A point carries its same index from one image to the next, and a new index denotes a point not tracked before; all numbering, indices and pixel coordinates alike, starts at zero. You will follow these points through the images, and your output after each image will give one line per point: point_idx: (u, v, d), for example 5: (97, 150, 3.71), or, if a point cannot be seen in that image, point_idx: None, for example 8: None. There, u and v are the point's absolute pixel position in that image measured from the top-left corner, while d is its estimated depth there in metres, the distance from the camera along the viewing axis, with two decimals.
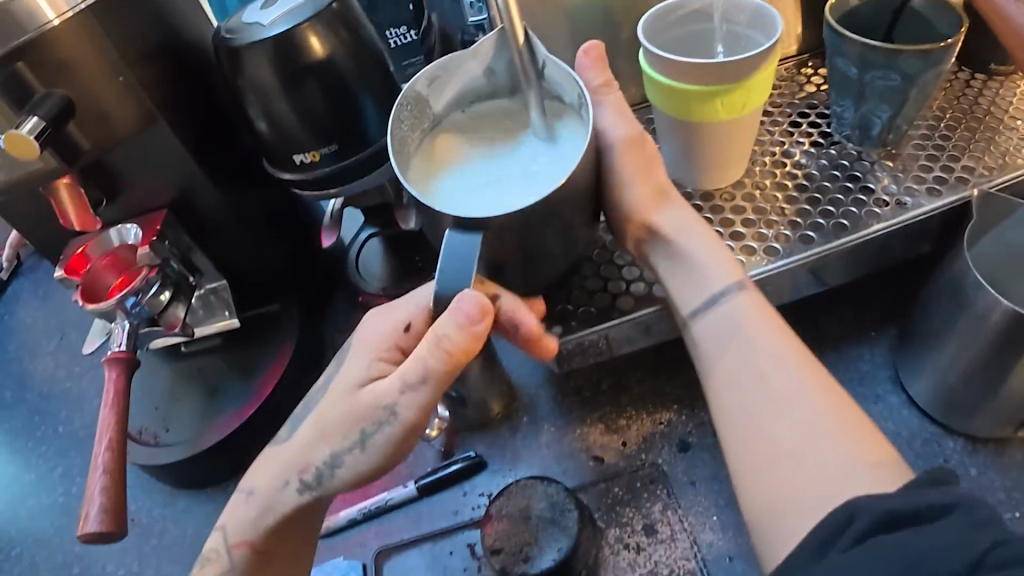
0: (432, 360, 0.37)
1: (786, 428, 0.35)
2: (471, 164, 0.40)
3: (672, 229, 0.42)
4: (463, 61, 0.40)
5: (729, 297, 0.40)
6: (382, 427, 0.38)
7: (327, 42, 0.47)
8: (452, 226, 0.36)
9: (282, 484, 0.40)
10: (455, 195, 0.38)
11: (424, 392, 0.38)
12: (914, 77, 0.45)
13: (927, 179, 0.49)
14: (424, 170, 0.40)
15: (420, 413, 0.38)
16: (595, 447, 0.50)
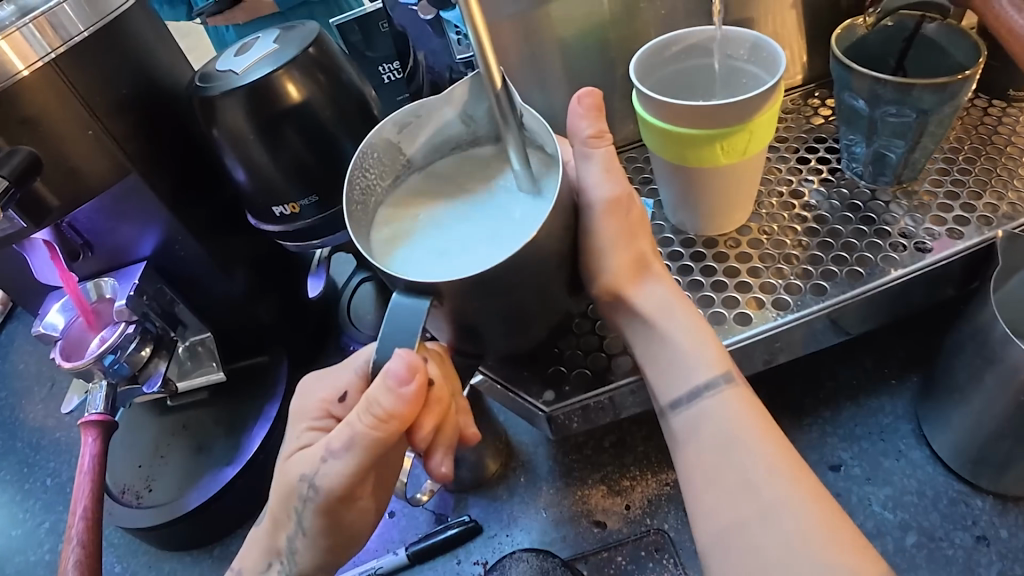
0: (356, 425, 0.33)
1: (772, 544, 0.32)
2: (439, 220, 0.36)
3: (652, 308, 0.39)
4: (436, 107, 0.36)
5: (714, 390, 0.37)
6: (310, 503, 0.35)
7: (304, 87, 0.45)
8: (398, 289, 0.32)
9: (266, 567, 0.38)
10: (412, 258, 0.35)
11: (346, 460, 0.34)
12: (929, 112, 0.42)
13: (948, 219, 0.45)
14: (388, 226, 0.37)
15: (347, 484, 0.35)
16: (596, 511, 0.47)
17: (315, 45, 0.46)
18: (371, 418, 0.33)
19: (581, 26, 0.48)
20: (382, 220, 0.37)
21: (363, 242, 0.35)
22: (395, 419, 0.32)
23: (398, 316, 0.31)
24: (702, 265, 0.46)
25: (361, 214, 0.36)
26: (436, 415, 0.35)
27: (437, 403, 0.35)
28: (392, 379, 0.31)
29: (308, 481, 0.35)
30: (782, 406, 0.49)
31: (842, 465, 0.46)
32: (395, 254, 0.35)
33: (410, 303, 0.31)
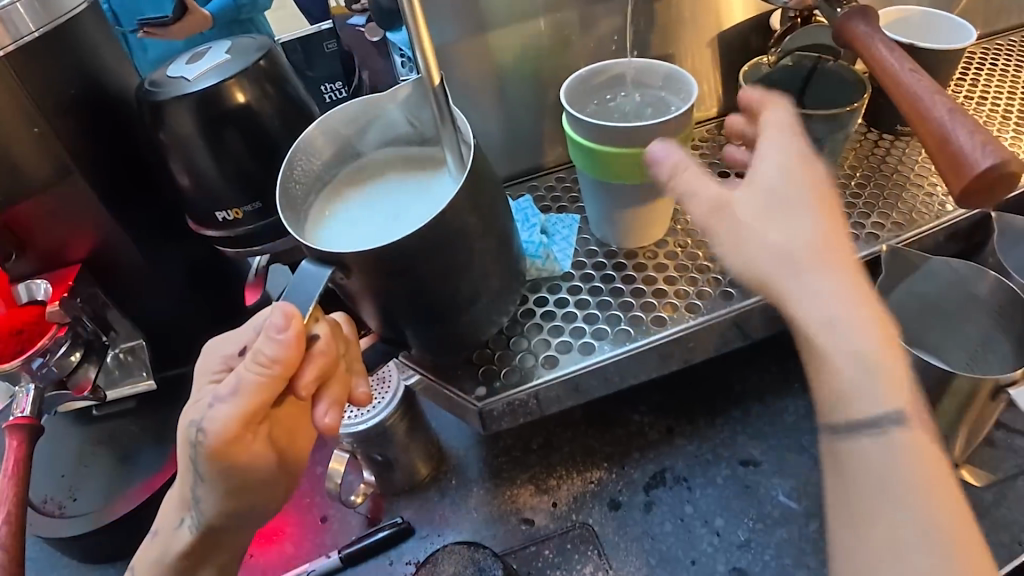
0: (243, 372, 0.31)
1: (877, 504, 0.28)
2: (366, 206, 0.39)
3: (823, 305, 0.29)
4: (381, 105, 0.39)
5: (887, 430, 0.28)
6: (201, 450, 0.31)
7: (252, 95, 0.47)
8: (308, 259, 0.35)
9: (177, 523, 0.34)
10: (337, 235, 0.37)
11: (234, 404, 0.31)
12: (821, 140, 0.48)
13: (841, 236, 0.50)
14: (321, 209, 0.39)
15: (240, 432, 0.31)
16: (524, 509, 0.49)
17: (265, 58, 0.48)
18: (259, 367, 0.31)
19: (517, 54, 0.52)
20: (318, 204, 0.39)
21: (292, 220, 0.37)
22: (283, 366, 0.31)
23: (302, 281, 0.34)
24: (623, 274, 0.49)
25: (296, 194, 0.38)
26: (322, 367, 0.33)
27: (321, 354, 0.33)
28: (271, 331, 0.31)
29: (196, 426, 0.31)
30: (697, 408, 0.53)
31: (753, 460, 0.50)
32: (323, 233, 0.37)
33: (314, 270, 0.34)
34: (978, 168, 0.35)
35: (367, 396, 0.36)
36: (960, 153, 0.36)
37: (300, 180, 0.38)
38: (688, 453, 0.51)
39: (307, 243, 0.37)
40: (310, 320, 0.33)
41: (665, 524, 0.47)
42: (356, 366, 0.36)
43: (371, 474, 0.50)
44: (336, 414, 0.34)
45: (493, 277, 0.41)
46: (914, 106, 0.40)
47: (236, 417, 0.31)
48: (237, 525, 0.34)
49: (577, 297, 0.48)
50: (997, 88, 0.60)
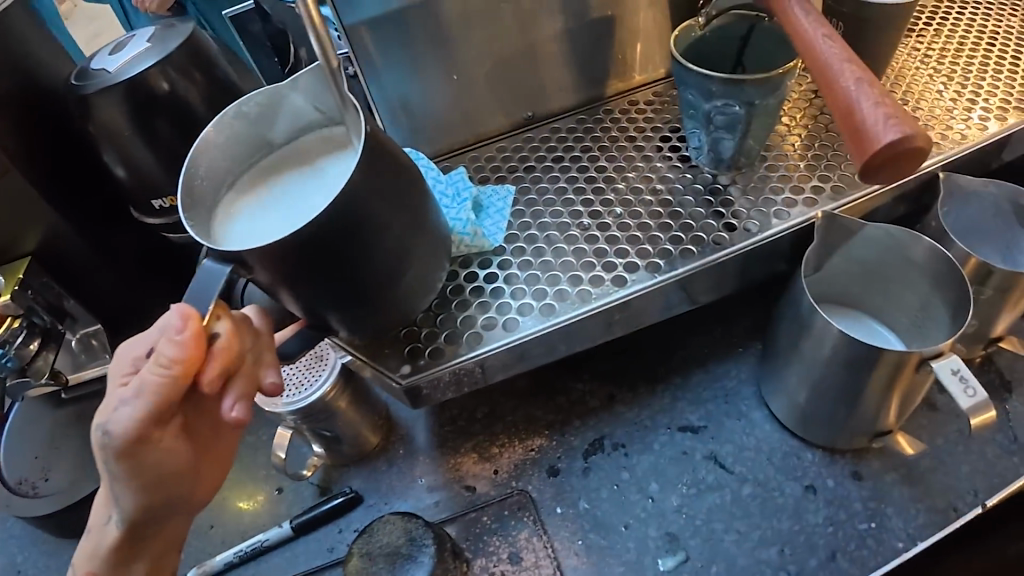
0: (145, 375, 0.32)
1: None
2: (275, 199, 0.39)
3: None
4: (283, 92, 0.39)
5: None
6: (108, 451, 0.33)
7: (177, 82, 0.48)
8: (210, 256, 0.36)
9: (105, 520, 0.36)
10: (247, 233, 0.37)
11: (138, 405, 0.32)
12: (755, 104, 0.47)
13: (778, 202, 0.50)
14: (231, 206, 0.39)
15: (144, 431, 0.33)
16: (467, 476, 0.51)
17: (188, 44, 0.49)
18: (160, 368, 0.32)
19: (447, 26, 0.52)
20: (228, 201, 0.39)
21: (200, 222, 0.37)
22: (183, 366, 0.32)
23: (199, 280, 0.35)
24: (555, 246, 0.49)
25: (202, 190, 0.38)
26: (225, 363, 0.34)
27: (222, 350, 0.34)
28: (171, 332, 0.32)
29: (102, 428, 0.33)
30: (638, 374, 0.54)
31: (690, 426, 0.51)
32: (233, 233, 0.37)
33: (215, 268, 0.35)
34: (921, 140, 0.34)
35: (278, 386, 0.37)
36: (865, 126, 0.36)
37: (204, 176, 0.38)
38: (627, 420, 0.52)
39: (217, 242, 0.37)
40: (212, 317, 0.35)
41: (601, 490, 0.49)
42: (266, 358, 0.37)
43: (320, 448, 0.52)
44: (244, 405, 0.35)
45: (403, 260, 0.41)
46: (823, 73, 0.39)
47: (139, 418, 0.32)
48: (159, 516, 0.36)
49: (506, 271, 0.48)
50: (949, 43, 0.58)
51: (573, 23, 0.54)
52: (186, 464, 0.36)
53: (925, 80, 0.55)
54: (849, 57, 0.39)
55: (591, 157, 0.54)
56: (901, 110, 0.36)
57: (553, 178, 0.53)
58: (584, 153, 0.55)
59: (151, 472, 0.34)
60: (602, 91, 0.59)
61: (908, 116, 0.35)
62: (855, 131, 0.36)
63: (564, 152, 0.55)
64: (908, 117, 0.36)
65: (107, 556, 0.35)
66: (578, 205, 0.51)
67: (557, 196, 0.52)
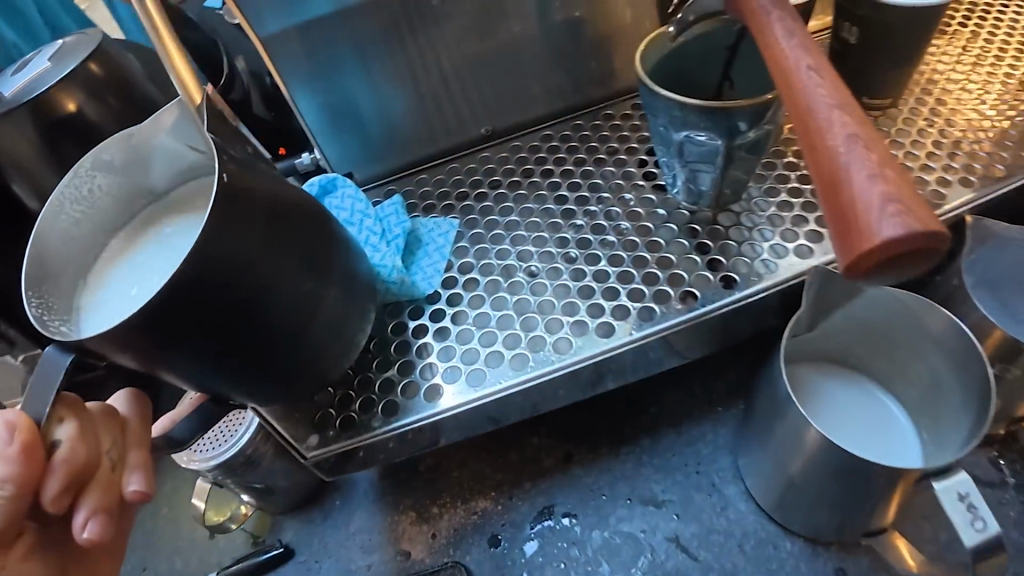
0: None
1: None
2: (147, 258, 0.34)
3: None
4: (150, 136, 0.34)
5: None
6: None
7: (86, 104, 0.44)
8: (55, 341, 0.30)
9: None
10: (107, 304, 0.32)
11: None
12: (735, 135, 0.39)
13: (764, 248, 0.42)
14: (98, 277, 0.33)
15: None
16: (403, 539, 0.46)
17: (96, 60, 0.45)
18: None
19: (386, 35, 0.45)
20: (94, 270, 0.34)
21: (56, 299, 0.32)
22: (16, 485, 0.27)
23: (36, 377, 0.30)
24: (495, 295, 0.42)
25: (60, 261, 0.32)
26: (73, 475, 0.29)
27: (66, 460, 0.29)
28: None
29: None
30: (601, 432, 0.48)
31: (653, 500, 0.45)
32: (94, 305, 0.32)
33: (55, 357, 0.30)
34: (941, 233, 0.23)
35: (143, 493, 0.31)
36: (853, 205, 0.25)
37: (61, 243, 0.32)
38: (582, 486, 0.46)
39: (75, 322, 0.32)
40: (52, 421, 0.30)
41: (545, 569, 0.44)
42: (130, 458, 0.32)
43: (248, 495, 0.47)
44: (101, 524, 0.29)
45: (296, 329, 0.36)
46: (806, 122, 0.29)
47: None
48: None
49: (437, 324, 0.42)
50: (979, 51, 0.49)
51: (537, 27, 0.47)
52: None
53: (957, 98, 0.47)
54: (841, 103, 0.28)
55: (552, 184, 0.47)
56: (906, 181, 0.25)
57: (505, 208, 0.46)
58: (545, 178, 0.48)
59: None
60: (576, 102, 0.51)
61: (913, 191, 0.24)
62: (838, 210, 0.26)
63: (523, 176, 0.48)
64: (916, 193, 0.25)
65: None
66: (528, 244, 0.44)
67: (506, 232, 0.45)
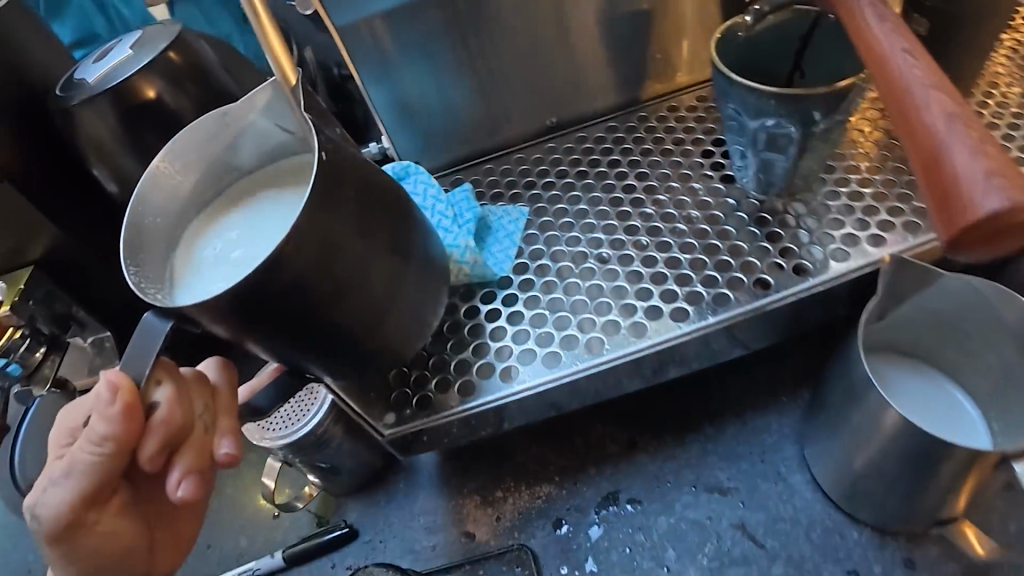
0: (78, 452, 0.29)
1: None
2: (237, 234, 0.34)
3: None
4: (242, 115, 0.35)
5: None
6: (41, 534, 0.29)
7: (165, 90, 0.45)
8: (152, 309, 0.30)
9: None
10: (201, 278, 0.33)
11: (67, 487, 0.29)
12: (810, 125, 0.39)
13: (837, 237, 0.42)
14: (191, 250, 0.34)
15: (75, 514, 0.29)
16: (468, 521, 0.47)
17: (175, 51, 0.45)
18: (93, 447, 0.28)
19: None
20: (185, 244, 0.35)
21: (151, 268, 0.32)
22: (117, 443, 0.28)
23: (137, 338, 0.30)
24: (567, 281, 0.43)
25: (155, 233, 0.33)
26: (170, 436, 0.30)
27: (164, 422, 0.30)
28: (100, 406, 0.28)
29: (34, 509, 0.29)
30: (665, 419, 0.48)
31: (718, 487, 0.45)
32: (187, 278, 0.33)
33: (155, 323, 0.30)
34: None
35: (233, 457, 0.31)
36: (955, 181, 0.26)
37: (158, 216, 0.33)
38: (647, 472, 0.46)
39: (169, 292, 0.33)
40: (150, 383, 0.30)
41: (610, 553, 0.44)
42: (221, 423, 0.32)
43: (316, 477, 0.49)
44: (194, 484, 0.30)
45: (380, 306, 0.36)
46: (900, 101, 0.30)
47: (71, 499, 0.29)
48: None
49: (509, 308, 0.43)
50: None
51: (605, 19, 0.47)
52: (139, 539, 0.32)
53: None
54: (936, 82, 0.30)
55: (619, 173, 0.48)
56: (1006, 157, 0.27)
57: (573, 197, 0.47)
58: (611, 168, 0.48)
59: (89, 555, 0.30)
60: (640, 93, 0.51)
61: (1015, 166, 0.26)
62: (941, 187, 0.27)
63: (589, 166, 0.49)
64: (1014, 165, 0.26)
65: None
66: (598, 232, 0.45)
67: (575, 220, 0.46)
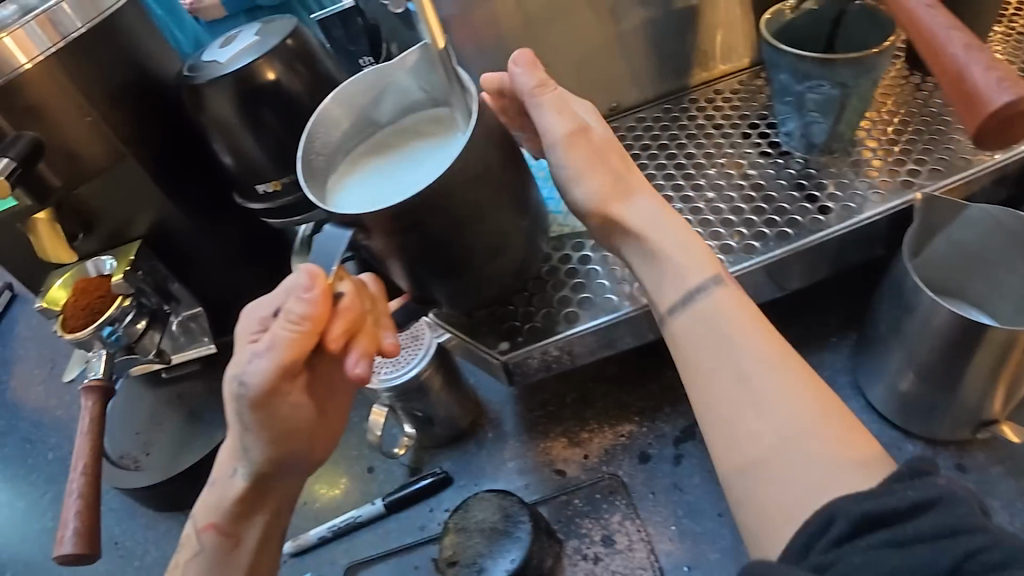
0: (276, 331, 0.32)
1: (761, 420, 0.35)
2: (388, 172, 0.40)
3: (641, 221, 0.41)
4: (391, 73, 0.40)
5: (708, 290, 0.39)
6: (244, 402, 0.33)
7: (284, 74, 0.50)
8: (329, 223, 0.36)
9: (231, 471, 0.37)
10: (362, 204, 0.39)
11: (272, 358, 0.32)
12: (847, 85, 0.46)
13: (873, 184, 0.49)
14: (344, 183, 0.41)
15: (276, 383, 0.33)
16: (557, 460, 0.51)
17: (293, 38, 0.51)
18: (291, 325, 0.32)
19: (535, 15, 0.53)
20: (337, 177, 0.41)
21: (319, 196, 0.39)
22: (312, 323, 0.32)
23: (323, 244, 0.36)
24: None
25: (317, 167, 0.40)
26: (349, 322, 0.34)
27: (346, 310, 0.34)
28: (298, 292, 0.32)
29: (236, 380, 0.33)
30: None
31: None
32: (348, 203, 0.39)
33: (335, 232, 0.36)
34: None
35: (395, 347, 0.37)
36: (973, 88, 0.35)
37: (322, 153, 0.40)
38: None
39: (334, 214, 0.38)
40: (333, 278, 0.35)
41: (694, 477, 0.49)
42: (382, 319, 0.37)
43: (411, 427, 0.52)
44: (366, 363, 0.35)
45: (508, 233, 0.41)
46: (920, 34, 0.38)
47: (271, 373, 0.33)
48: (284, 470, 0.38)
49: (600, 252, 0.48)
50: None
51: (659, 14, 0.55)
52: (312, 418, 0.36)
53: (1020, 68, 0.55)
54: (948, 18, 0.38)
55: (680, 145, 0.55)
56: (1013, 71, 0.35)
57: (642, 165, 0.54)
58: (672, 142, 0.56)
59: (280, 422, 0.35)
60: (687, 81, 0.59)
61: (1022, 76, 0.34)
62: (962, 94, 0.35)
63: (652, 141, 0.56)
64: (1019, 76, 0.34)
65: (234, 504, 0.37)
66: (669, 191, 0.52)
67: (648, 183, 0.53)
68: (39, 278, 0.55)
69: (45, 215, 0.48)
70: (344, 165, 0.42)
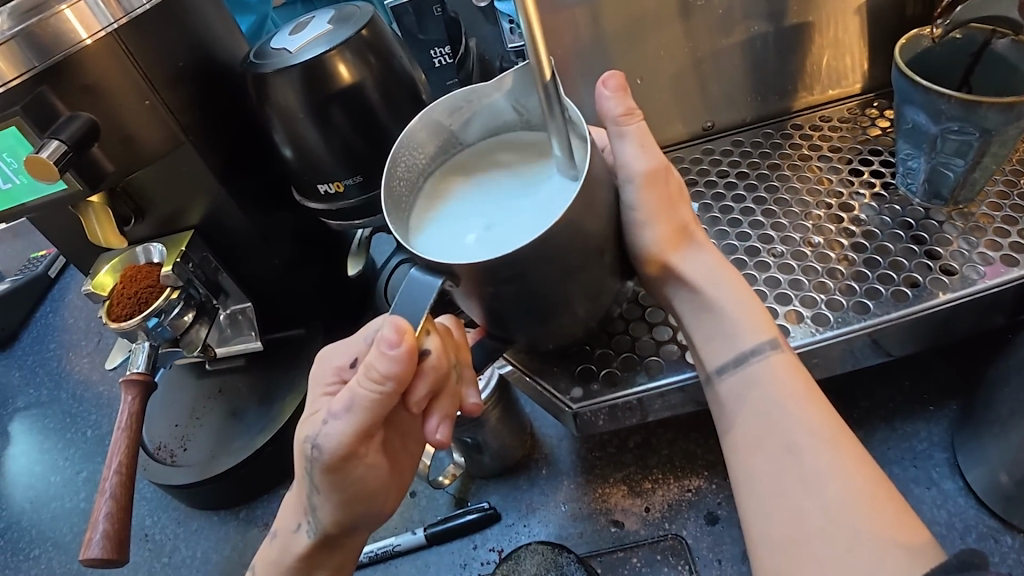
0: (357, 390, 0.32)
1: (806, 499, 0.32)
2: (467, 200, 0.38)
3: (698, 274, 0.38)
4: (485, 94, 0.38)
5: (762, 355, 0.36)
6: (317, 464, 0.34)
7: (355, 67, 0.46)
8: (418, 265, 0.33)
9: (295, 527, 0.37)
10: (438, 235, 0.37)
11: (348, 421, 0.32)
12: (992, 132, 0.40)
13: (1003, 245, 0.43)
14: (423, 208, 0.39)
15: (352, 446, 0.33)
16: (615, 510, 0.47)
17: (368, 28, 0.46)
18: (372, 383, 0.31)
19: (633, 20, 0.48)
20: (418, 196, 0.40)
21: (398, 221, 0.38)
22: (394, 383, 0.31)
23: (411, 292, 0.32)
24: (743, 272, 0.44)
25: (400, 192, 0.38)
26: (432, 380, 0.33)
27: (432, 369, 0.33)
28: (384, 347, 0.30)
29: (312, 442, 0.33)
30: None
31: None
32: (424, 231, 0.38)
33: (425, 279, 0.32)
34: None
35: (478, 407, 0.38)
36: None
37: (404, 176, 0.38)
38: None
39: (410, 242, 0.37)
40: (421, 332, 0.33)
41: None
42: (466, 373, 0.37)
43: (461, 457, 0.50)
44: (447, 427, 0.36)
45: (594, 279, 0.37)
46: None
47: (349, 435, 0.33)
48: (350, 529, 0.37)
49: None
50: None
51: (769, 28, 0.49)
52: (383, 477, 0.36)
53: None
54: None
55: (780, 176, 0.50)
56: None
57: (737, 197, 0.49)
58: (771, 171, 0.50)
59: (353, 485, 0.35)
60: (790, 104, 0.53)
61: None
62: None
63: (749, 168, 0.51)
64: None
65: (300, 561, 0.37)
66: (768, 229, 0.47)
67: (743, 216, 0.48)
68: (88, 261, 0.53)
69: (99, 199, 0.46)
70: (425, 184, 0.40)
